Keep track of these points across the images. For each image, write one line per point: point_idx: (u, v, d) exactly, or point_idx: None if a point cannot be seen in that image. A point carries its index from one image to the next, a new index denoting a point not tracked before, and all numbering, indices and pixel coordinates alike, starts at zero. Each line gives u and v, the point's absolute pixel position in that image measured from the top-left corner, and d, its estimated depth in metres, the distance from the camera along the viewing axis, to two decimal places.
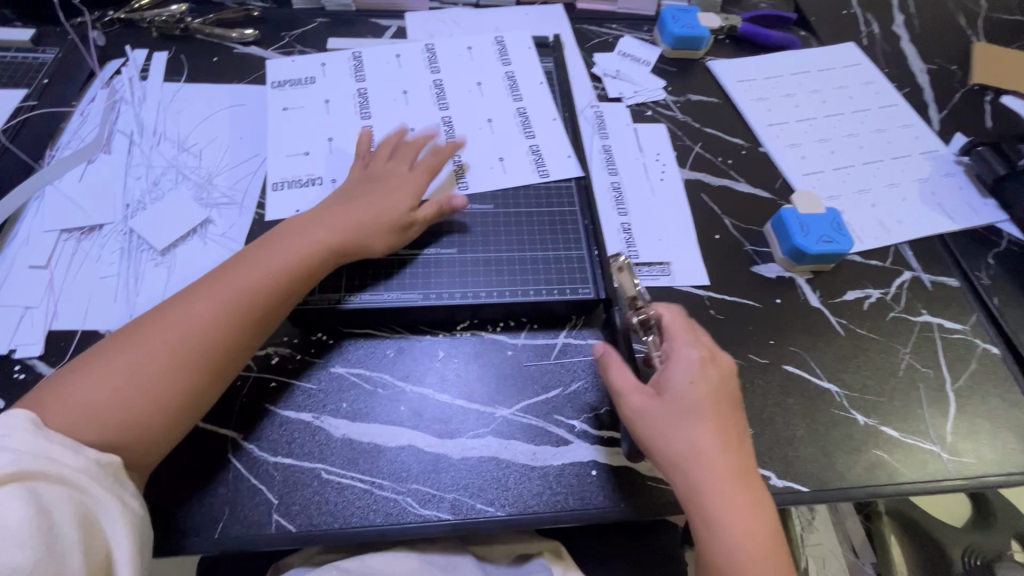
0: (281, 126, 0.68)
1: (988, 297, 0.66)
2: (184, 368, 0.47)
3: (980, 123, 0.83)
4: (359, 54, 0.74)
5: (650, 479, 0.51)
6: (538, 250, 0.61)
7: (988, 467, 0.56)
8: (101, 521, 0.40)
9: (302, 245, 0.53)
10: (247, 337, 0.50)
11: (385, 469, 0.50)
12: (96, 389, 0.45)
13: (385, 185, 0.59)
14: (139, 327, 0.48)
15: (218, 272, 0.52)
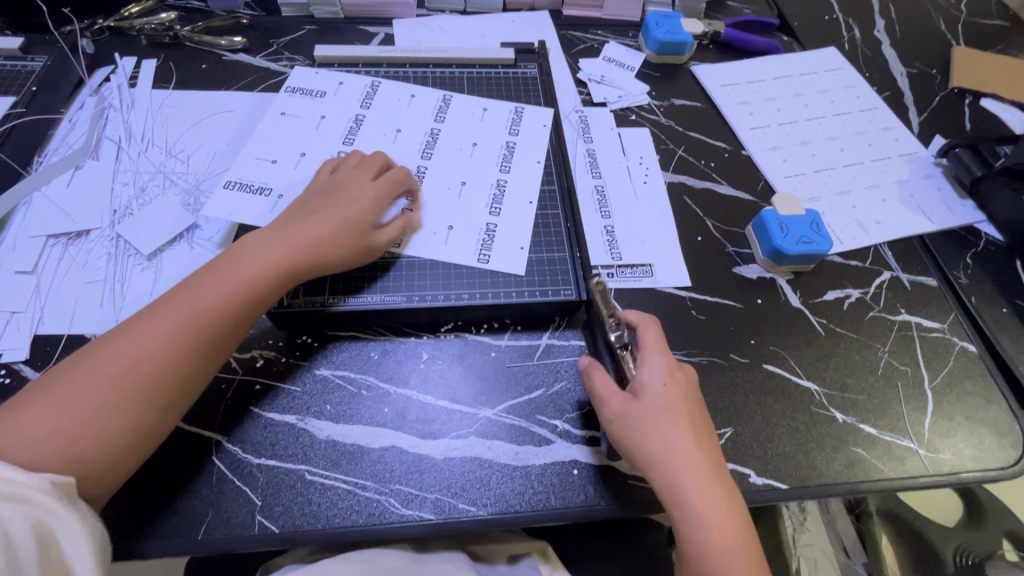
0: (269, 134, 0.67)
1: (965, 296, 0.68)
2: (142, 391, 0.45)
3: (958, 125, 0.85)
4: (377, 83, 0.73)
5: (631, 477, 0.52)
6: (518, 255, 0.61)
7: (966, 463, 0.56)
8: (59, 539, 0.39)
9: (257, 264, 0.51)
10: (208, 357, 0.49)
11: (368, 470, 0.51)
12: (47, 415, 0.43)
13: (343, 198, 0.57)
14: (92, 350, 0.47)
15: (175, 290, 0.50)
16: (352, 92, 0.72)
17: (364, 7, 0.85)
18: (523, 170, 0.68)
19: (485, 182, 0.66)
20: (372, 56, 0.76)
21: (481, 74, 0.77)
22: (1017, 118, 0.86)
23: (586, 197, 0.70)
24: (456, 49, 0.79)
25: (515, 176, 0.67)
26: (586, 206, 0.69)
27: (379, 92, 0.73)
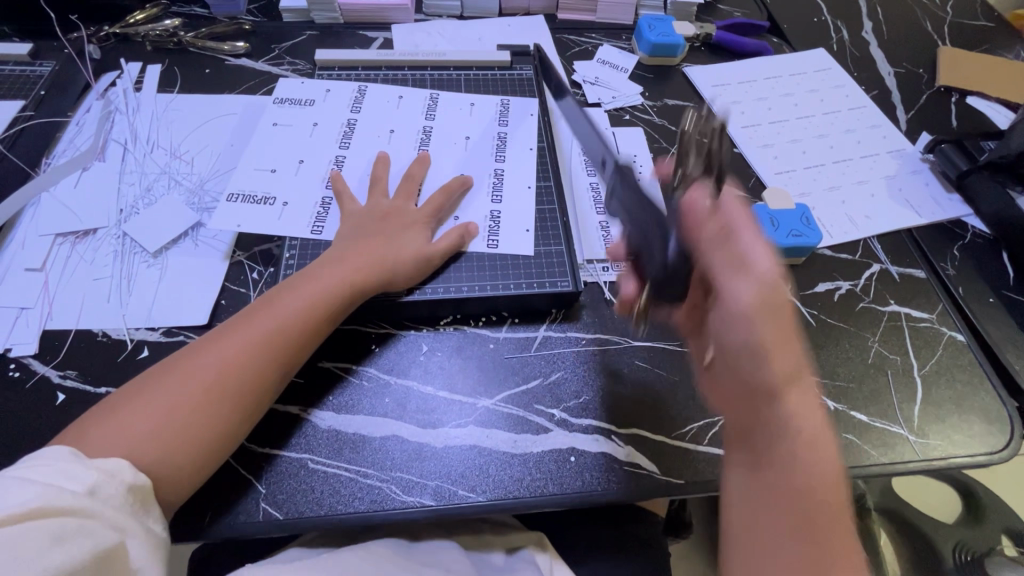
0: (265, 142, 0.69)
1: (953, 287, 0.69)
2: (223, 402, 0.47)
3: (945, 123, 0.87)
4: (364, 87, 0.75)
5: (626, 464, 0.53)
6: (518, 242, 0.63)
7: (954, 449, 0.58)
8: (128, 553, 0.39)
9: (331, 280, 0.54)
10: (283, 370, 0.51)
11: (370, 458, 0.52)
12: (136, 423, 0.44)
13: (398, 224, 0.61)
14: (174, 364, 0.49)
15: (253, 309, 0.53)
16: (339, 100, 0.73)
17: (363, 13, 0.88)
18: (519, 166, 0.70)
19: (482, 180, 0.68)
20: (371, 60, 0.78)
21: (477, 76, 0.79)
22: (1003, 115, 0.88)
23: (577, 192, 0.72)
24: (454, 52, 0.81)
25: (511, 174, 0.69)
26: (574, 201, 0.71)
27: (368, 96, 0.74)
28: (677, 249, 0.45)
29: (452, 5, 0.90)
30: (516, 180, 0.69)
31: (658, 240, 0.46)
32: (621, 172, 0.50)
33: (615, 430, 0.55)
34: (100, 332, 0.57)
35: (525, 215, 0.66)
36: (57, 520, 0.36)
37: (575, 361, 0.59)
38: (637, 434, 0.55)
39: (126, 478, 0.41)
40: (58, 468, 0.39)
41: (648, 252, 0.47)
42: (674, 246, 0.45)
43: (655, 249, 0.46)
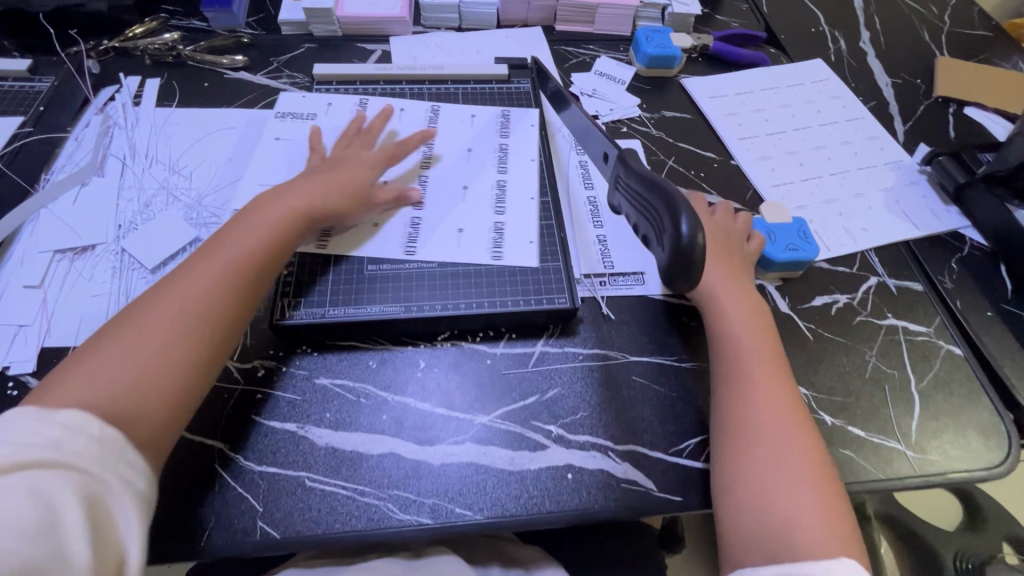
0: (270, 156, 0.70)
1: (951, 300, 0.69)
2: (191, 336, 0.47)
3: (942, 134, 0.87)
4: (365, 100, 0.75)
5: (624, 481, 0.53)
6: (522, 255, 0.64)
7: (952, 464, 0.57)
8: (110, 503, 0.38)
9: (277, 214, 0.56)
10: (245, 298, 0.52)
11: (367, 476, 0.52)
12: (102, 370, 0.44)
13: (342, 166, 0.64)
14: (127, 316, 0.48)
15: (198, 252, 0.53)
16: (342, 111, 0.74)
17: (362, 26, 0.88)
18: (518, 178, 0.70)
19: (485, 191, 0.69)
20: (369, 74, 0.78)
21: (476, 90, 0.80)
22: (1001, 126, 0.88)
23: (573, 206, 0.72)
24: (452, 65, 0.82)
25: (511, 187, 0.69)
26: (571, 216, 0.71)
27: (370, 109, 0.75)
28: (690, 227, 0.39)
29: (450, 17, 0.90)
30: (520, 190, 0.69)
31: (669, 217, 0.41)
32: (622, 159, 0.47)
33: (613, 447, 0.55)
34: None
35: (527, 227, 0.66)
36: (32, 473, 0.36)
37: (573, 377, 0.59)
38: (634, 451, 0.55)
39: (94, 432, 0.40)
40: (21, 427, 0.38)
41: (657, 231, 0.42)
42: (688, 225, 0.39)
43: (665, 224, 0.41)
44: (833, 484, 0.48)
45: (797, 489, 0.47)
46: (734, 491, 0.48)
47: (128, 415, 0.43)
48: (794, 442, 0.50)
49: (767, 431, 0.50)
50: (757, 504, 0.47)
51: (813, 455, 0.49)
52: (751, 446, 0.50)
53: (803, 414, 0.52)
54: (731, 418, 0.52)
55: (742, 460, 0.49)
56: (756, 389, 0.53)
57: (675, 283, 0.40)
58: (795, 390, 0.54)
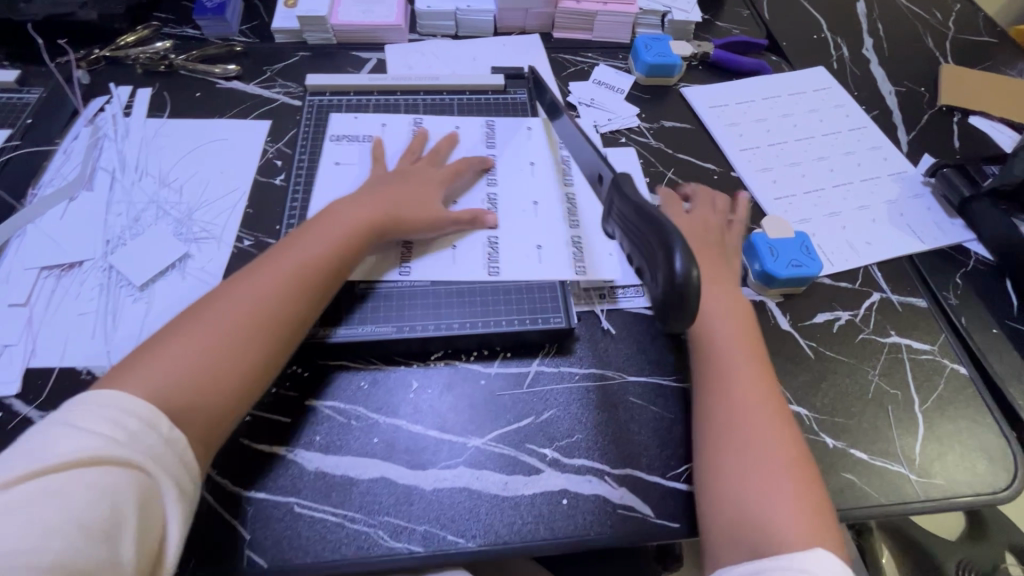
0: (329, 177, 0.69)
1: (955, 316, 0.68)
2: (256, 336, 0.50)
3: (947, 144, 0.85)
4: (420, 121, 0.75)
5: (621, 507, 0.52)
6: (522, 264, 0.63)
7: (956, 488, 0.56)
8: (162, 508, 0.40)
9: (348, 221, 0.58)
10: (312, 305, 0.54)
11: (358, 501, 0.51)
12: (177, 359, 0.46)
13: (410, 178, 0.65)
14: (204, 307, 0.51)
15: (273, 252, 0.55)
16: (395, 129, 0.74)
17: (357, 33, 0.87)
18: (521, 187, 0.70)
19: (553, 207, 0.68)
20: (362, 85, 0.78)
21: (471, 101, 0.79)
22: (1006, 136, 0.87)
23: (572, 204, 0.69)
24: (448, 75, 0.81)
25: (516, 195, 0.69)
26: (567, 213, 0.68)
27: (424, 128, 0.74)
28: (684, 263, 0.36)
29: (446, 24, 0.89)
30: (520, 196, 0.68)
31: (662, 251, 0.38)
32: (619, 186, 0.45)
33: (610, 471, 0.54)
34: (85, 370, 0.56)
35: (541, 230, 0.66)
36: (102, 468, 0.38)
37: (568, 398, 0.58)
38: (631, 475, 0.54)
39: (161, 430, 0.42)
40: (98, 415, 0.40)
41: (648, 265, 0.40)
42: (682, 260, 0.36)
43: (656, 259, 0.38)
44: (810, 478, 0.49)
45: (772, 483, 0.48)
46: (712, 488, 0.49)
47: (195, 408, 0.45)
48: (769, 437, 0.50)
49: (744, 427, 0.51)
50: (734, 499, 0.48)
51: (790, 450, 0.50)
52: (729, 443, 0.50)
53: (782, 409, 0.53)
54: (710, 415, 0.53)
55: (721, 457, 0.50)
56: (734, 387, 0.53)
57: (671, 324, 0.37)
58: (773, 386, 0.54)
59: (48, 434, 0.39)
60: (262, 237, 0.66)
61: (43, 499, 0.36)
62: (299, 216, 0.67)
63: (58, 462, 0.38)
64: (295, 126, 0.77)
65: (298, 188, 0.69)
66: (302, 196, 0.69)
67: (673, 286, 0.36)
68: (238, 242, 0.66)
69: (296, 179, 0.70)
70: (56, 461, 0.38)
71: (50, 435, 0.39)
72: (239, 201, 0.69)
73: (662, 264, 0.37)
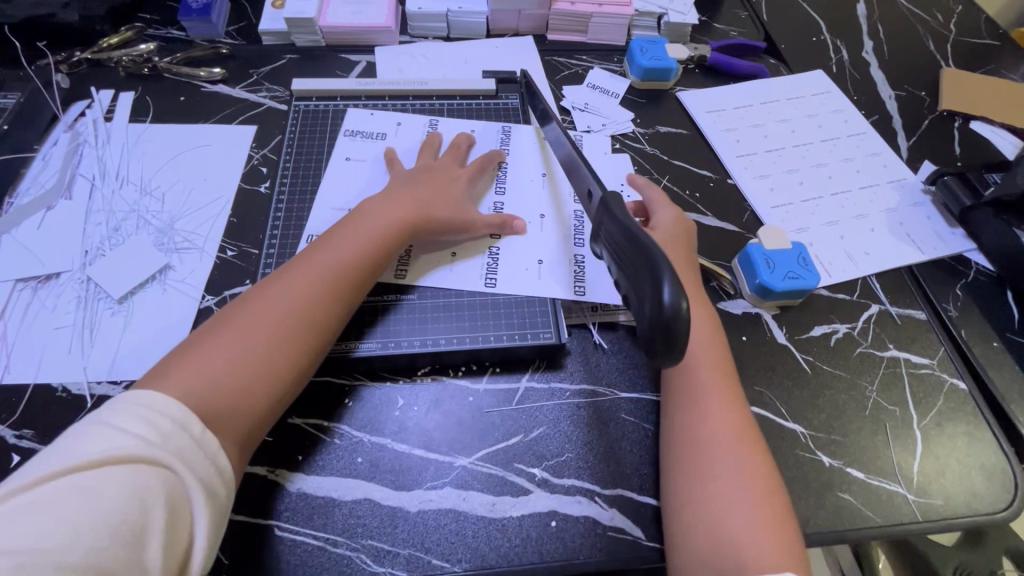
0: (338, 181, 0.68)
1: (954, 329, 0.66)
2: (294, 338, 0.49)
3: (947, 150, 0.84)
4: (436, 122, 0.75)
5: (611, 529, 0.51)
6: (520, 280, 0.62)
7: (956, 508, 0.55)
8: (191, 511, 0.38)
9: (383, 222, 0.57)
10: (346, 308, 0.53)
11: (341, 524, 0.49)
12: (214, 361, 0.45)
13: (437, 177, 0.65)
14: (239, 307, 0.50)
15: (306, 252, 0.54)
16: (412, 130, 0.74)
17: (346, 35, 0.85)
18: (523, 199, 0.69)
19: (564, 220, 0.68)
20: (350, 89, 0.76)
21: (461, 106, 0.78)
22: (1007, 142, 0.85)
23: (560, 218, 0.68)
24: (438, 79, 0.79)
25: (522, 208, 0.69)
26: (557, 229, 0.67)
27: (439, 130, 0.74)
28: (674, 294, 0.35)
29: (438, 26, 0.87)
30: (529, 209, 0.69)
31: (650, 279, 0.36)
32: (607, 204, 0.44)
33: (601, 491, 0.52)
34: (60, 387, 0.54)
35: (541, 246, 0.65)
36: (132, 466, 0.37)
37: (558, 415, 0.56)
38: (621, 496, 0.52)
39: (193, 431, 0.41)
40: (131, 413, 0.39)
41: (638, 295, 0.38)
42: (671, 291, 0.35)
43: (646, 289, 0.37)
44: (781, 502, 0.47)
45: (747, 508, 0.46)
46: (685, 512, 0.47)
47: (232, 411, 0.44)
48: (743, 460, 0.49)
49: (719, 450, 0.49)
50: (707, 524, 0.46)
51: (763, 473, 0.48)
52: (703, 465, 0.49)
53: (753, 430, 0.51)
54: (683, 436, 0.51)
55: (695, 481, 0.48)
56: (708, 407, 0.51)
57: (661, 357, 0.36)
58: (743, 405, 0.53)
59: (82, 433, 0.38)
60: (245, 247, 0.65)
61: (73, 497, 0.35)
62: (282, 225, 0.65)
63: (89, 459, 0.36)
64: (281, 131, 0.75)
65: (283, 196, 0.68)
66: (286, 203, 0.67)
67: (662, 318, 0.35)
68: (220, 253, 0.64)
69: (281, 187, 0.68)
70: (87, 459, 0.36)
71: (84, 434, 0.38)
72: (222, 209, 0.67)
73: (649, 292, 0.36)
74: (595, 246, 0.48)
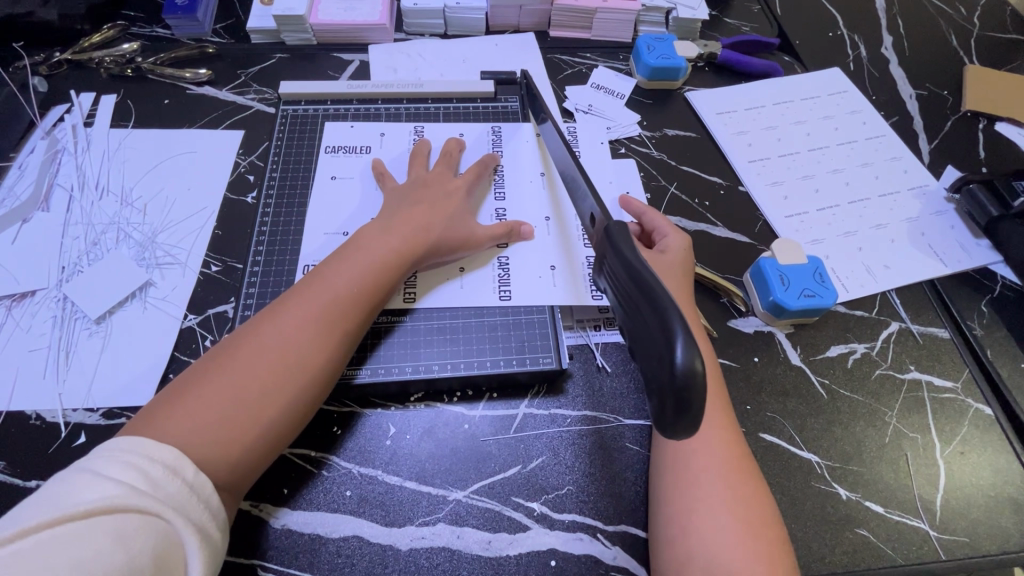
0: (325, 197, 0.65)
1: (979, 348, 0.63)
2: (290, 378, 0.46)
3: (971, 155, 0.79)
4: (421, 128, 0.71)
5: (614, 568, 0.48)
6: (532, 289, 0.59)
7: (982, 546, 0.51)
8: (185, 559, 0.36)
9: (384, 249, 0.54)
10: (347, 344, 0.50)
11: (327, 564, 0.46)
12: (205, 407, 0.42)
13: (435, 192, 0.61)
14: (232, 346, 0.47)
15: (303, 284, 0.51)
16: (397, 140, 0.70)
17: (339, 34, 0.80)
18: (520, 206, 0.66)
19: (567, 224, 0.64)
20: (341, 93, 0.73)
21: (457, 109, 0.74)
22: None
23: (563, 224, 0.65)
24: (434, 81, 0.76)
25: (523, 213, 0.65)
26: (558, 235, 0.64)
27: (426, 136, 0.71)
28: (687, 353, 0.31)
29: (435, 23, 0.83)
30: (531, 213, 0.65)
31: (663, 334, 0.33)
32: (616, 243, 0.41)
33: (604, 528, 0.49)
34: (34, 415, 0.51)
35: (546, 252, 0.62)
36: (122, 516, 0.34)
37: (557, 443, 0.53)
38: (627, 532, 0.49)
39: (186, 476, 0.38)
40: (118, 461, 0.36)
41: (645, 344, 0.35)
42: (684, 349, 0.31)
43: (656, 341, 0.33)
44: (776, 534, 0.45)
45: (740, 543, 0.43)
46: (676, 547, 0.44)
47: (225, 459, 0.42)
48: (737, 490, 0.46)
49: (714, 487, 0.46)
50: (699, 562, 0.43)
51: (758, 504, 0.45)
52: (694, 495, 0.45)
53: (746, 457, 0.48)
54: (672, 465, 0.48)
55: (687, 518, 0.45)
56: (704, 438, 0.48)
57: (671, 425, 0.32)
58: (736, 428, 0.50)
59: (62, 483, 0.35)
60: (230, 262, 0.61)
61: (54, 552, 0.31)
62: (267, 239, 0.62)
63: (72, 511, 0.33)
64: (269, 136, 0.71)
65: (269, 207, 0.64)
66: (272, 215, 0.64)
67: (673, 380, 0.31)
68: (204, 268, 0.61)
69: (268, 196, 0.65)
70: (70, 510, 0.33)
71: (65, 483, 0.35)
72: (206, 221, 0.64)
73: (662, 349, 0.32)
74: (602, 278, 0.45)
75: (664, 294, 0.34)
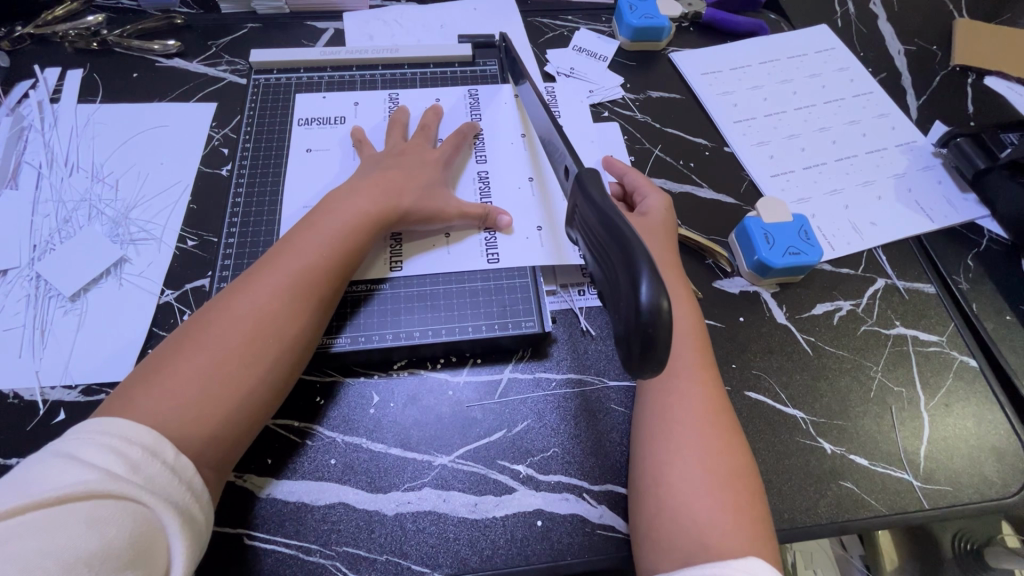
0: (301, 170, 0.63)
1: (964, 301, 0.63)
2: (265, 350, 0.45)
3: (960, 110, 0.78)
4: (396, 96, 0.69)
5: (600, 527, 0.48)
6: (518, 250, 0.59)
7: (964, 494, 0.52)
8: (166, 543, 0.35)
9: (350, 216, 0.53)
10: (320, 312, 0.49)
11: (314, 531, 0.46)
12: (180, 384, 0.41)
13: (412, 161, 0.60)
14: (204, 321, 0.46)
15: (272, 254, 0.50)
16: (373, 109, 0.68)
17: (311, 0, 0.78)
18: (504, 165, 0.65)
19: (551, 184, 0.64)
20: (315, 60, 0.71)
21: (435, 75, 0.72)
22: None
23: (545, 186, 0.63)
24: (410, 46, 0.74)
25: (505, 175, 0.64)
26: (540, 196, 0.63)
27: (401, 103, 0.69)
28: (653, 291, 0.31)
29: None
30: (512, 175, 0.64)
31: (630, 278, 0.32)
32: (584, 189, 0.40)
33: (589, 488, 0.49)
34: (11, 393, 0.50)
35: (529, 214, 0.61)
36: (98, 502, 0.33)
37: (542, 407, 0.53)
38: (613, 493, 0.49)
39: (165, 458, 0.38)
40: (95, 443, 0.36)
41: (615, 294, 0.34)
42: (650, 288, 0.31)
43: (623, 286, 0.33)
44: (751, 487, 0.45)
45: (715, 493, 0.43)
46: (652, 497, 0.44)
47: (208, 430, 0.41)
48: (716, 443, 0.46)
49: (692, 441, 0.46)
50: (672, 510, 0.43)
51: (735, 457, 0.46)
52: (673, 449, 0.46)
53: (727, 412, 0.48)
54: (650, 419, 0.48)
55: (662, 470, 0.45)
56: (686, 395, 0.48)
57: (641, 366, 0.32)
58: (718, 385, 0.50)
59: (39, 465, 0.35)
60: (206, 236, 0.60)
61: (27, 538, 0.31)
62: (242, 212, 0.61)
63: (48, 496, 0.33)
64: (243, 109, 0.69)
65: (244, 180, 0.63)
66: (246, 187, 0.62)
67: (640, 320, 0.31)
68: (181, 243, 0.60)
69: (241, 168, 0.64)
70: (47, 494, 0.33)
71: (42, 467, 0.34)
72: (180, 195, 0.62)
73: (632, 290, 0.32)
74: (575, 231, 0.45)
75: (631, 234, 0.34)
